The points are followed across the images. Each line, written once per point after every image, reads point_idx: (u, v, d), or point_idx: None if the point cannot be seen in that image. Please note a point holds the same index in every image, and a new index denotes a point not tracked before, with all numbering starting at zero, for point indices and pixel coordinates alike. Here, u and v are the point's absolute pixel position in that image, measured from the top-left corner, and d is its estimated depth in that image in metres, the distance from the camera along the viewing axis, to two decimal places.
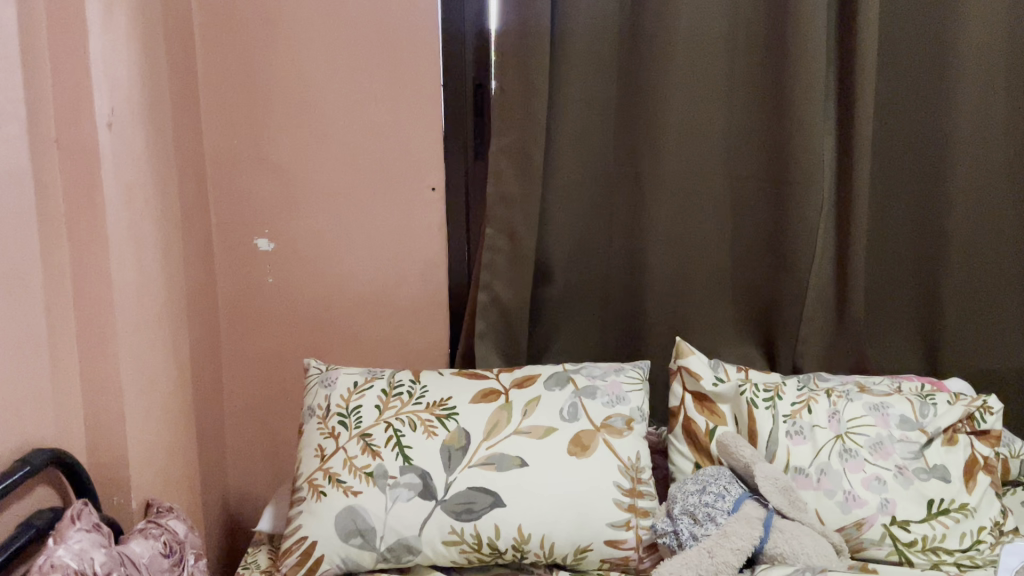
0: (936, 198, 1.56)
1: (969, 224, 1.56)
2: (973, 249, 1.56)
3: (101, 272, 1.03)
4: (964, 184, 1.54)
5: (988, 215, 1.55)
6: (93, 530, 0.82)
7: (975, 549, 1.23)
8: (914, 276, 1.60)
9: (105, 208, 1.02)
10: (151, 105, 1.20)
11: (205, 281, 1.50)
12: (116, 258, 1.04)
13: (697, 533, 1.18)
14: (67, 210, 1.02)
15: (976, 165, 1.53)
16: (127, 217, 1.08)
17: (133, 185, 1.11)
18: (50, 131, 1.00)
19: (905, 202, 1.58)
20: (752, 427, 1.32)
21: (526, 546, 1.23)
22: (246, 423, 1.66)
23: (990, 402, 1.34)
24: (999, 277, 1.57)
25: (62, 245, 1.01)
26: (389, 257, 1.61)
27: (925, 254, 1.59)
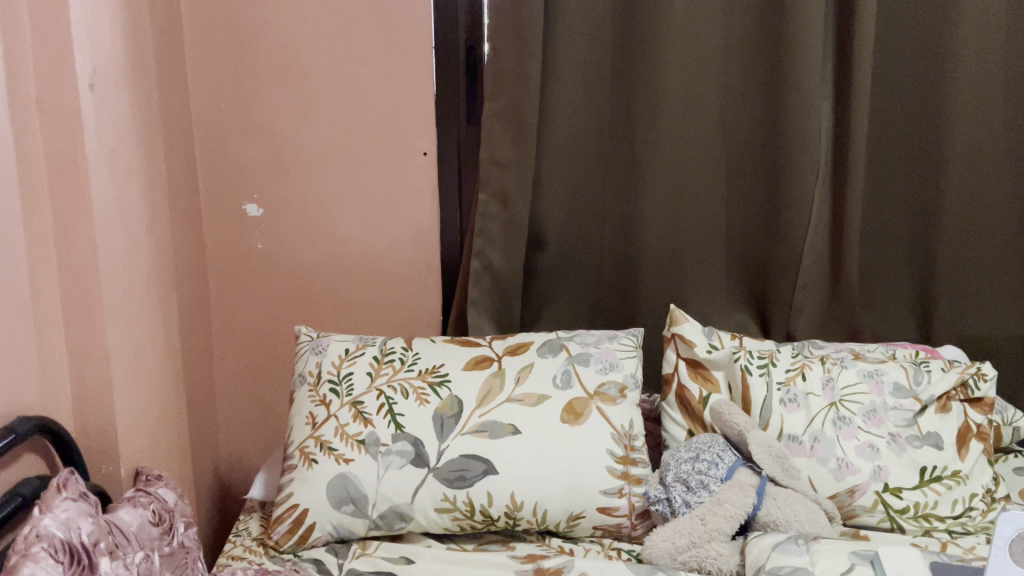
0: (933, 165, 1.54)
1: (966, 191, 1.54)
2: (969, 217, 1.55)
3: (86, 236, 1.01)
4: (962, 149, 1.52)
5: (985, 182, 1.54)
6: (80, 499, 0.81)
7: (967, 516, 1.23)
8: (909, 244, 1.59)
9: (88, 171, 0.99)
10: (135, 66, 1.17)
11: (194, 247, 1.48)
12: (100, 223, 1.02)
13: (691, 500, 1.18)
14: (49, 174, 0.99)
15: (973, 132, 1.52)
16: (112, 180, 1.06)
17: (117, 148, 1.09)
18: (31, 91, 0.97)
19: (903, 169, 1.56)
20: (746, 394, 1.31)
21: (519, 513, 1.22)
22: (237, 389, 1.65)
23: (985, 368, 1.32)
24: (994, 245, 1.56)
25: (44, 209, 0.99)
26: (380, 224, 1.59)
27: (922, 222, 1.57)
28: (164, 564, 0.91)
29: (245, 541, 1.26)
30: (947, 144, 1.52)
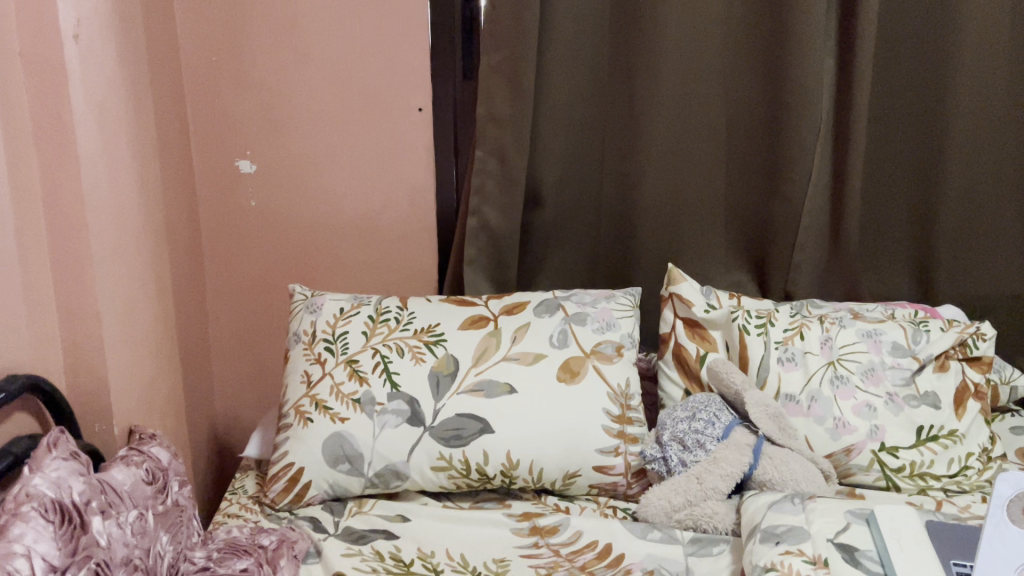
0: (936, 122, 1.51)
1: (969, 148, 1.52)
2: (971, 176, 1.53)
3: (74, 192, 0.99)
4: (965, 105, 1.49)
5: (988, 138, 1.52)
6: (70, 459, 0.80)
7: (962, 475, 1.23)
8: (910, 203, 1.57)
9: (75, 127, 0.97)
10: (122, 18, 1.14)
11: (186, 205, 1.46)
12: (88, 179, 1.00)
13: (687, 460, 1.19)
14: (35, 128, 0.97)
15: (978, 89, 1.49)
16: (99, 136, 1.04)
17: (104, 103, 1.06)
18: (14, 43, 0.94)
19: (905, 126, 1.53)
20: (744, 353, 1.31)
21: (515, 472, 1.22)
22: (232, 348, 1.64)
23: (983, 328, 1.32)
24: (996, 203, 1.54)
25: (30, 165, 0.97)
26: (375, 181, 1.56)
27: (923, 180, 1.55)
28: (159, 522, 0.91)
29: (240, 499, 1.26)
30: (951, 100, 1.49)
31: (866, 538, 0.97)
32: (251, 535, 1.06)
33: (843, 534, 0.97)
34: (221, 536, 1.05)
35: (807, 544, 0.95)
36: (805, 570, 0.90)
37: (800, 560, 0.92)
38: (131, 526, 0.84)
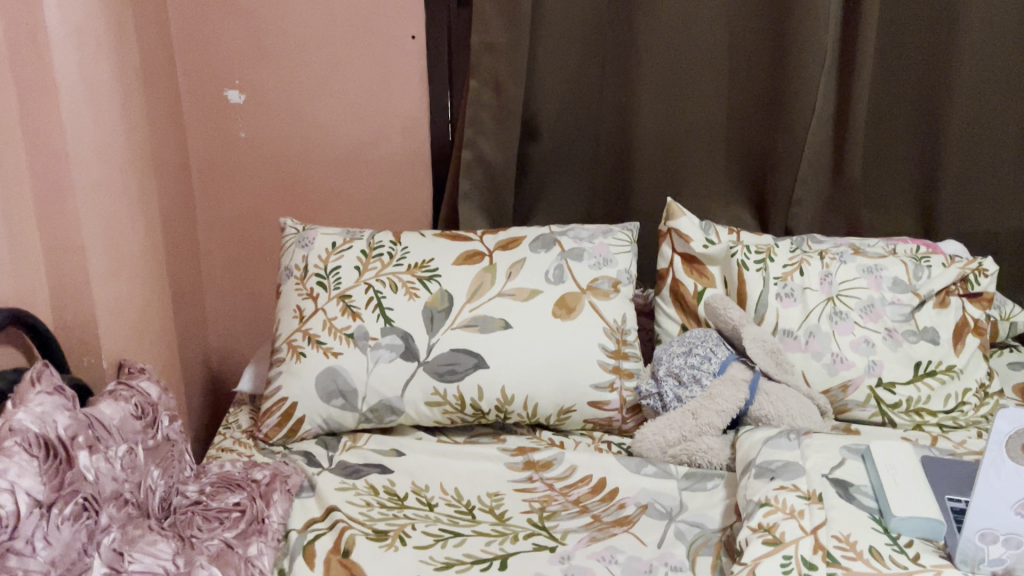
0: (944, 51, 1.47)
1: (976, 76, 1.47)
2: (978, 108, 1.49)
3: (53, 120, 0.95)
4: (974, 32, 1.44)
5: (995, 66, 1.47)
6: (55, 393, 0.79)
7: (958, 411, 1.23)
8: (915, 136, 1.53)
9: (51, 52, 0.93)
10: None
11: (174, 136, 1.42)
12: (68, 108, 0.97)
13: (683, 395, 1.18)
14: (10, 54, 0.93)
15: (989, 17, 1.44)
16: (78, 63, 1.00)
17: (83, 28, 1.02)
18: None
19: (913, 56, 1.49)
20: (742, 289, 1.29)
21: (509, 407, 1.22)
22: (225, 283, 1.62)
23: (986, 264, 1.30)
24: (1002, 134, 1.51)
25: (7, 92, 0.93)
26: (367, 111, 1.52)
27: (929, 111, 1.51)
28: (149, 456, 0.90)
29: (234, 434, 1.25)
30: (961, 28, 1.44)
31: (861, 474, 0.96)
32: (244, 469, 1.06)
33: (838, 470, 0.97)
34: (214, 470, 1.05)
35: (802, 479, 0.95)
36: (799, 505, 0.90)
37: (794, 494, 0.92)
38: (121, 461, 0.83)
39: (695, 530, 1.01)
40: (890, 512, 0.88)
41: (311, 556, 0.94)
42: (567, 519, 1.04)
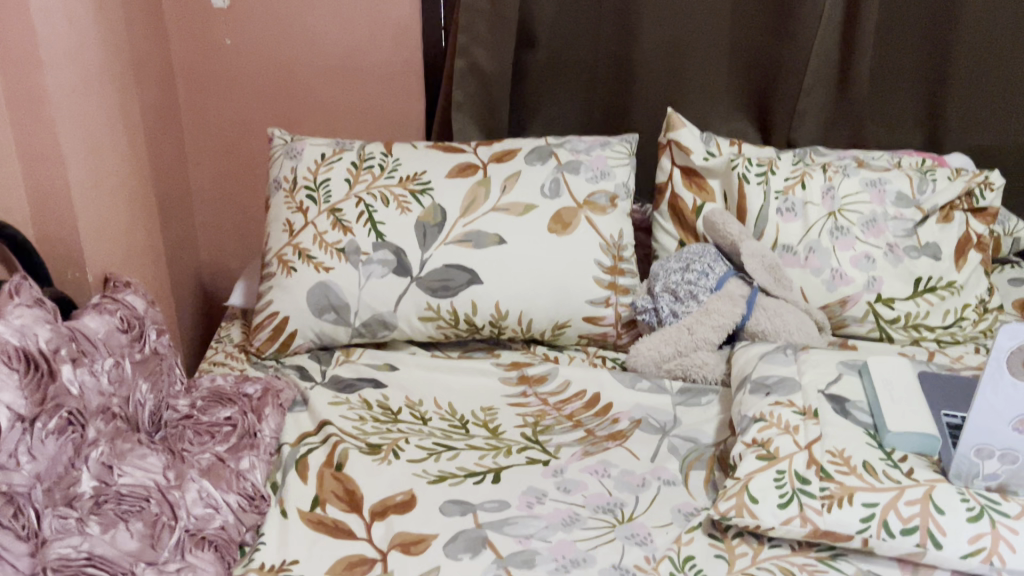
0: None
1: None
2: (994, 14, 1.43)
3: (23, 22, 0.90)
4: None
5: None
6: (35, 305, 0.77)
7: (957, 327, 1.22)
8: (926, 43, 1.46)
9: None
10: None
11: (155, 41, 1.36)
12: (39, 9, 0.92)
13: (679, 311, 1.17)
14: None
15: None
16: None
17: None
18: None
19: None
20: (742, 203, 1.26)
21: (504, 323, 1.20)
22: (214, 195, 1.58)
23: (993, 177, 1.26)
24: (1015, 41, 1.45)
25: None
26: (357, 17, 1.46)
27: (943, 16, 1.43)
28: (137, 370, 0.88)
29: (226, 348, 1.24)
30: None
31: (857, 389, 0.95)
32: (236, 383, 1.05)
33: (834, 385, 0.96)
34: (205, 384, 1.04)
35: (798, 395, 0.94)
36: (794, 421, 0.89)
37: (789, 410, 0.91)
38: (108, 376, 0.82)
39: (689, 445, 1.00)
40: (885, 427, 0.87)
41: (304, 470, 0.93)
42: (561, 434, 1.03)
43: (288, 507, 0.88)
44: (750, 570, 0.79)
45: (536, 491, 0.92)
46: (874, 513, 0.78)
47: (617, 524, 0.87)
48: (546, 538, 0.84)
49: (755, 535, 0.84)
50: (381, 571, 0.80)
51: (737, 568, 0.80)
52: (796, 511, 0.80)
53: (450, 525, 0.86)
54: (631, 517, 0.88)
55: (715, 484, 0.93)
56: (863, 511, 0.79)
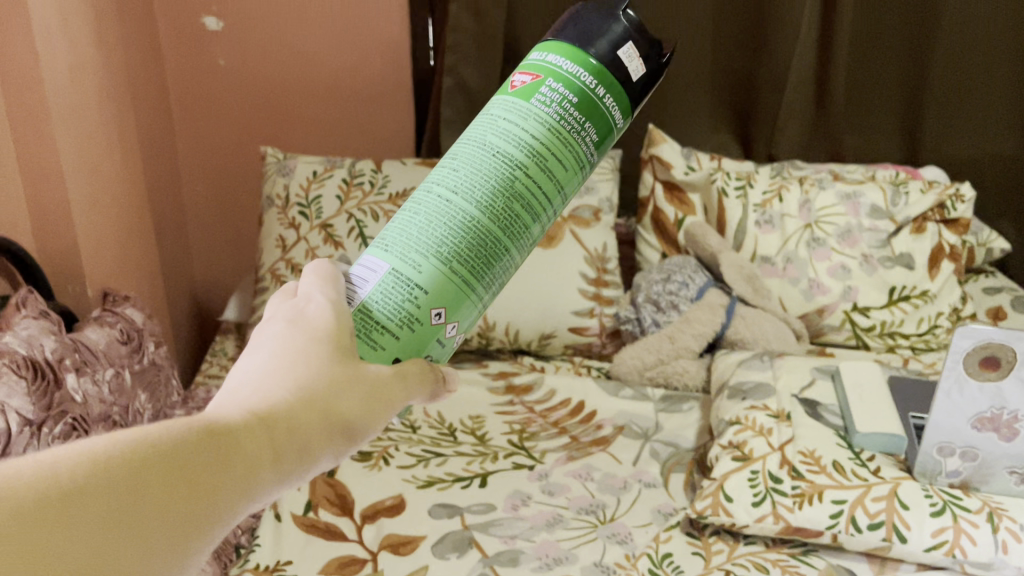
0: None
1: (963, 22, 1.41)
2: (969, 42, 1.43)
3: (35, 73, 0.93)
4: None
5: (988, 32, 1.42)
6: (41, 317, 0.82)
7: (931, 334, 1.26)
8: (902, 98, 1.50)
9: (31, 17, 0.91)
10: None
11: (151, 70, 1.37)
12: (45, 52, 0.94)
13: (660, 320, 1.22)
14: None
15: None
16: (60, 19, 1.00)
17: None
18: None
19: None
20: (721, 216, 1.31)
21: (491, 332, 1.28)
22: (207, 211, 1.56)
23: (964, 189, 1.30)
24: (995, 21, 1.41)
25: None
26: (347, 36, 1.43)
27: (913, 71, 1.47)
28: (137, 380, 0.91)
29: (221, 361, 1.29)
30: None
31: (830, 395, 1.00)
32: None
33: (808, 390, 1.01)
34: (202, 394, 1.06)
35: (772, 399, 0.99)
36: (768, 424, 0.94)
37: (763, 413, 0.96)
38: (108, 384, 0.85)
39: (670, 449, 1.03)
40: (854, 429, 0.91)
41: None
42: (546, 440, 1.06)
43: (281, 511, 0.90)
44: (726, 566, 0.81)
45: (521, 493, 0.94)
46: (842, 509, 0.82)
47: (599, 524, 0.89)
48: (531, 537, 0.87)
49: (731, 533, 0.87)
50: (371, 569, 0.82)
51: (714, 565, 0.82)
52: (768, 508, 0.83)
53: (437, 526, 0.88)
54: (613, 516, 0.91)
55: (694, 486, 0.96)
56: (832, 508, 0.82)
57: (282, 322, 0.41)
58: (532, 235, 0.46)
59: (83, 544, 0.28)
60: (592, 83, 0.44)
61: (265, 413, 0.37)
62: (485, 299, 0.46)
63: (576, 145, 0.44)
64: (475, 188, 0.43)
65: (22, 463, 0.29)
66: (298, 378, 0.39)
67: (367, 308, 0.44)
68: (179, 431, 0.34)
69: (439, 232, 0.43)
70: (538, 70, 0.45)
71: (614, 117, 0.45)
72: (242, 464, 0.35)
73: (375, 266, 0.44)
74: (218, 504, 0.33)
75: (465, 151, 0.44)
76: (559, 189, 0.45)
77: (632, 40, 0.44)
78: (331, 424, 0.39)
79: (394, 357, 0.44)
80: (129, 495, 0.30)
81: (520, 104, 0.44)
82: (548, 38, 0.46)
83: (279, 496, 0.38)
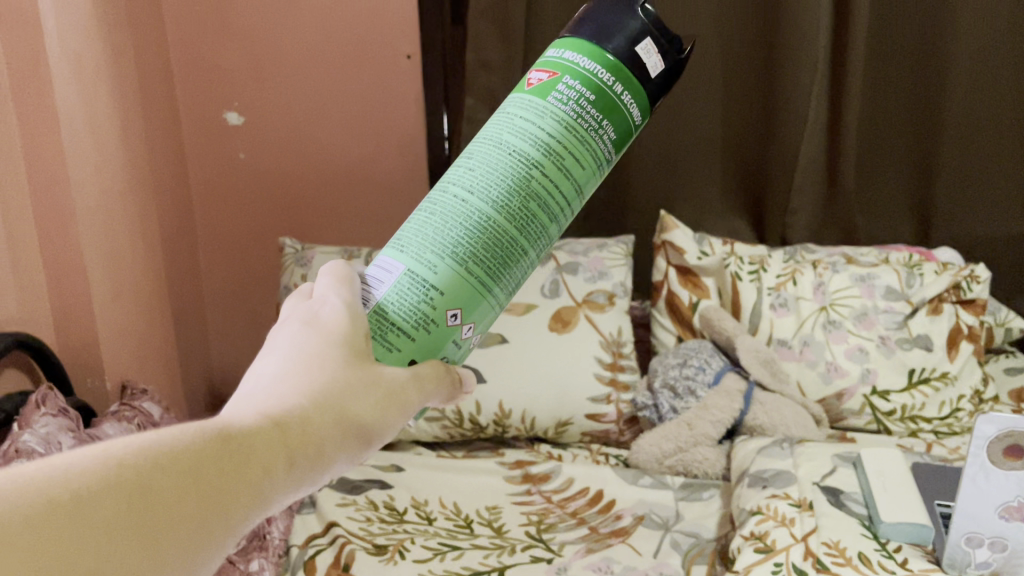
0: (932, 76, 1.43)
1: (968, 109, 1.44)
2: (974, 128, 1.45)
3: (63, 177, 0.96)
4: (970, 66, 1.41)
5: (994, 118, 1.44)
6: (60, 414, 0.83)
7: (953, 418, 1.24)
8: (911, 181, 1.51)
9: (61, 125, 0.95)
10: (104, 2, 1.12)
11: (174, 166, 1.41)
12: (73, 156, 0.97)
13: (678, 406, 1.21)
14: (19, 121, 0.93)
15: (980, 44, 1.39)
16: (88, 124, 1.04)
17: (89, 89, 1.05)
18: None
19: (905, 88, 1.45)
20: (736, 300, 1.31)
21: (507, 420, 1.26)
22: (226, 301, 1.58)
23: (979, 270, 1.29)
24: (1002, 104, 1.43)
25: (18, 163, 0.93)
26: (365, 130, 1.47)
27: (921, 155, 1.49)
28: None
29: None
30: (951, 59, 1.40)
31: (852, 482, 0.98)
32: None
33: (829, 477, 0.99)
34: None
35: (793, 488, 0.97)
36: (790, 513, 0.92)
37: (785, 502, 0.94)
38: None
39: (691, 540, 1.01)
40: (879, 517, 0.89)
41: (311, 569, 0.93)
42: (564, 531, 1.04)
43: None
44: None
45: None
46: None
47: None
48: None
49: None
50: None
51: None
52: None
53: None
54: None
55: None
56: None
57: (298, 322, 0.44)
58: (546, 233, 0.49)
59: (93, 548, 0.30)
60: (609, 79, 0.47)
61: (277, 419, 0.39)
62: (498, 300, 0.50)
63: (592, 141, 0.48)
64: (491, 189, 0.46)
65: (39, 467, 0.32)
66: (313, 382, 0.41)
67: (383, 310, 0.47)
68: (193, 437, 0.35)
69: (456, 232, 0.47)
70: (555, 68, 0.48)
71: (631, 115, 0.49)
72: (254, 467, 0.36)
73: (393, 266, 0.48)
74: (229, 505, 0.35)
75: (481, 152, 0.48)
76: (574, 186, 0.48)
77: (649, 36, 0.48)
78: (344, 428, 0.41)
79: (409, 358, 0.47)
80: (142, 495, 0.32)
81: (537, 103, 0.47)
82: (564, 36, 0.50)
83: (293, 498, 0.39)
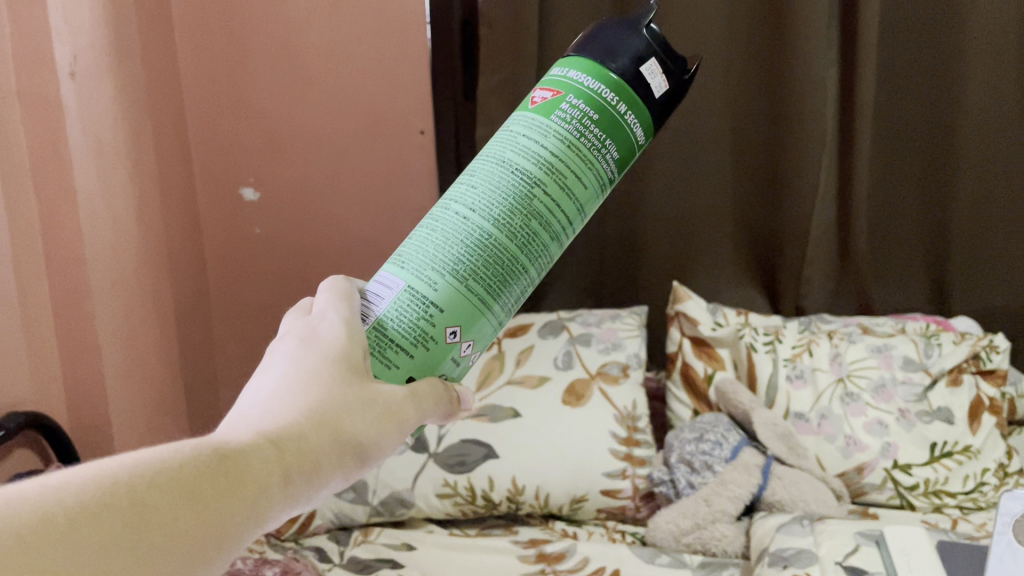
0: (941, 147, 1.44)
1: (981, 178, 1.44)
2: (987, 197, 1.45)
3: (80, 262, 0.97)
4: (980, 137, 1.41)
5: (1006, 188, 1.44)
6: None
7: (978, 492, 1.20)
8: (925, 249, 1.51)
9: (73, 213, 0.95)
10: (124, 85, 1.15)
11: (190, 242, 1.42)
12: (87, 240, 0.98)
13: (695, 481, 1.19)
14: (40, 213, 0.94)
15: (990, 115, 1.40)
16: (104, 205, 1.05)
17: (106, 171, 1.06)
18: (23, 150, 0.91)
19: (913, 158, 1.46)
20: (752, 372, 1.30)
21: (521, 497, 1.22)
22: (239, 374, 1.58)
23: (997, 341, 1.29)
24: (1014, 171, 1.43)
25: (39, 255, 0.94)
26: (379, 204, 1.49)
27: (933, 225, 1.49)
28: None
29: None
30: (958, 129, 1.42)
31: (875, 561, 0.95)
32: (254, 565, 1.03)
33: (852, 556, 0.96)
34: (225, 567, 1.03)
35: (815, 567, 0.95)
36: None
37: None
38: None
39: None
40: None
41: None
42: None
43: None
44: None
45: None
46: None
47: None
48: None
49: None
50: None
51: None
52: None
53: None
54: None
55: None
56: None
57: (296, 342, 0.46)
58: (545, 252, 0.51)
59: (88, 565, 0.31)
60: (612, 96, 0.50)
61: (272, 437, 0.40)
62: (495, 319, 0.52)
63: (594, 159, 0.51)
64: (492, 207, 0.49)
65: (35, 486, 0.33)
66: (308, 402, 0.43)
67: (382, 326, 0.49)
68: (189, 455, 0.37)
69: (455, 249, 0.49)
70: (560, 87, 0.51)
71: (634, 134, 0.52)
72: (249, 483, 0.38)
73: (395, 280, 0.50)
74: (224, 519, 0.36)
75: (486, 170, 0.50)
76: (573, 204, 0.51)
77: (655, 58, 0.52)
78: (339, 445, 0.43)
79: (408, 375, 0.49)
80: (137, 511, 0.34)
81: (542, 120, 0.51)
82: (570, 56, 0.53)
83: (286, 515, 0.41)
